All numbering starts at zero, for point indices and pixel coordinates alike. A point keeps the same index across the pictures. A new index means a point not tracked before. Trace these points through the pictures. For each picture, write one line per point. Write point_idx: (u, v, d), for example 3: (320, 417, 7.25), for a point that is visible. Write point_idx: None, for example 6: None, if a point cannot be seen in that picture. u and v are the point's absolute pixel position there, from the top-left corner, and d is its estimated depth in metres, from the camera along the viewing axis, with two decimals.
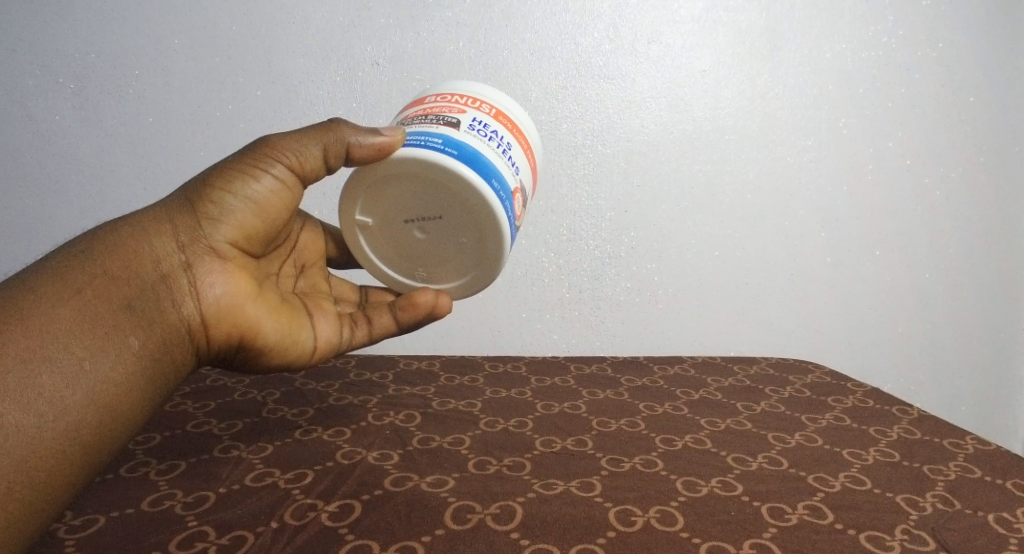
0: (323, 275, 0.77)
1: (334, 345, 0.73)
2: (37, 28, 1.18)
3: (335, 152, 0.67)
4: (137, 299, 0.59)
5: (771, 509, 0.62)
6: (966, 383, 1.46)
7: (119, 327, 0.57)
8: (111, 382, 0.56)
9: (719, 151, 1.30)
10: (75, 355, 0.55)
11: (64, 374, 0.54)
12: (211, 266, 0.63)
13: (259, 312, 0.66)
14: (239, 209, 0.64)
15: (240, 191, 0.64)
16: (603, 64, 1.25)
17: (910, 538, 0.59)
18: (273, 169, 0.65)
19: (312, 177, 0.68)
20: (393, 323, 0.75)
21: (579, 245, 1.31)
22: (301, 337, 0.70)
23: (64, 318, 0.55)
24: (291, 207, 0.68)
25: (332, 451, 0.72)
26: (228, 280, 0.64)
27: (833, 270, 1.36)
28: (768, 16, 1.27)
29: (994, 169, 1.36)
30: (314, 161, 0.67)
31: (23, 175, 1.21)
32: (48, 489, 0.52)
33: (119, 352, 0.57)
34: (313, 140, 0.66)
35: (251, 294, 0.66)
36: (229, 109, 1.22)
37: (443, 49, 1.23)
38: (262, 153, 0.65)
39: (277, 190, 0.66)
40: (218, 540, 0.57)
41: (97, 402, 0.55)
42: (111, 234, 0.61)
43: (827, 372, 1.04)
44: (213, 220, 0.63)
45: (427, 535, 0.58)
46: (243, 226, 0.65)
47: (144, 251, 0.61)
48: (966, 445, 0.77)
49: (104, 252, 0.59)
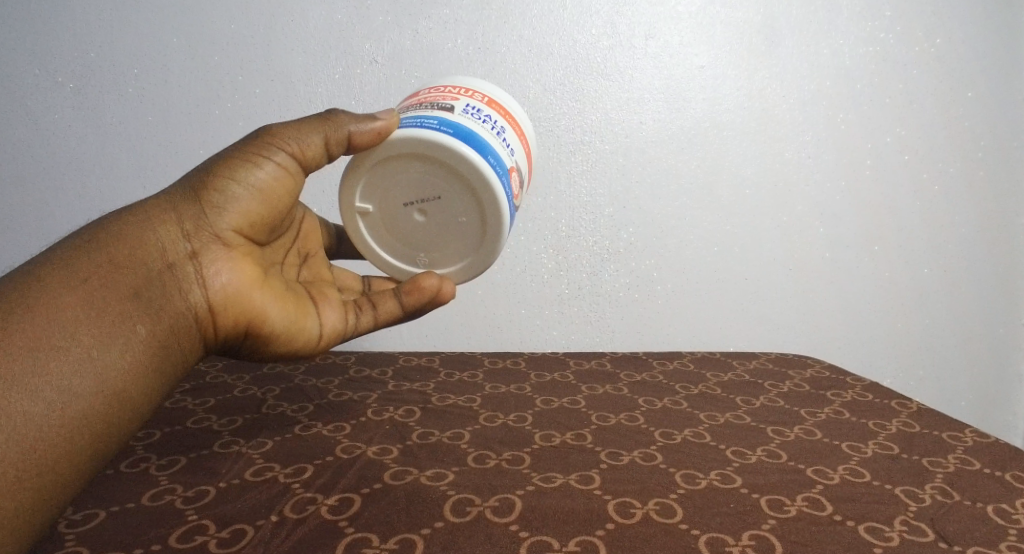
0: (325, 264, 0.77)
1: (339, 332, 0.72)
2: (34, 27, 1.18)
3: (336, 140, 0.67)
4: (143, 288, 0.59)
5: (769, 501, 0.63)
6: (965, 378, 1.46)
7: (126, 316, 0.57)
8: (118, 370, 0.56)
9: (717, 147, 1.30)
10: (82, 345, 0.55)
11: (70, 363, 0.54)
12: (217, 253, 0.63)
13: (265, 300, 0.66)
14: (244, 197, 0.64)
15: (243, 179, 0.64)
16: (601, 60, 1.26)
17: (909, 530, 0.59)
18: (275, 157, 0.65)
19: (313, 165, 0.68)
20: (398, 309, 0.74)
21: (578, 242, 1.31)
22: (306, 324, 0.69)
23: (68, 308, 0.55)
24: (294, 193, 0.68)
25: (332, 446, 0.72)
26: (234, 268, 0.64)
27: (832, 265, 1.36)
28: (767, 12, 1.27)
29: (994, 164, 1.36)
30: (315, 149, 0.67)
31: (23, 173, 1.21)
32: (59, 475, 0.52)
33: (127, 342, 0.57)
34: (313, 128, 0.66)
35: (257, 282, 0.65)
36: (228, 107, 1.22)
37: (442, 46, 1.23)
38: (264, 142, 0.65)
39: (281, 177, 0.66)
40: (218, 533, 0.57)
41: (106, 390, 0.55)
42: (116, 223, 0.61)
43: (827, 366, 1.04)
44: (217, 208, 0.63)
45: (426, 528, 0.58)
46: (249, 214, 0.64)
47: (150, 239, 0.60)
48: (965, 438, 0.77)
49: (107, 242, 0.59)
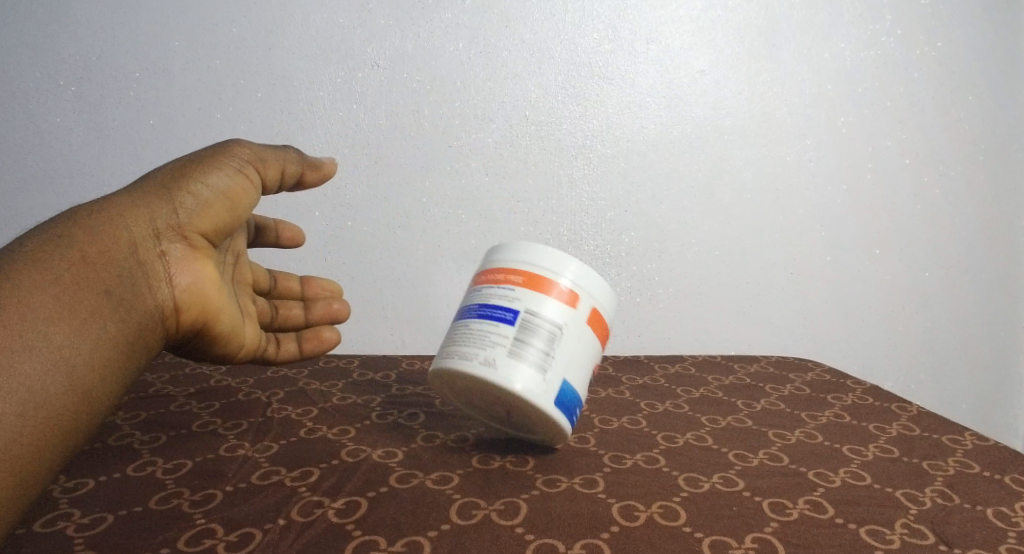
0: (247, 265, 0.79)
1: (256, 339, 0.77)
2: (36, 31, 1.19)
3: (292, 172, 0.76)
4: (115, 284, 0.59)
5: (771, 504, 0.63)
6: (966, 381, 1.46)
7: (103, 310, 0.57)
8: (88, 368, 0.56)
9: (718, 150, 1.31)
10: (56, 343, 0.54)
11: (43, 362, 0.53)
12: (184, 253, 0.66)
13: (218, 301, 0.69)
14: (212, 201, 0.67)
15: (213, 185, 0.67)
16: (603, 64, 1.27)
17: (909, 533, 0.60)
18: (243, 170, 0.69)
19: (266, 185, 0.74)
20: (294, 352, 0.83)
21: (580, 245, 1.31)
22: (241, 327, 0.74)
23: (42, 306, 0.54)
24: (249, 205, 0.72)
25: (337, 449, 0.72)
26: (197, 268, 0.67)
27: (832, 268, 1.37)
28: (768, 16, 1.28)
29: (993, 167, 1.37)
30: (274, 171, 0.74)
31: (25, 177, 1.22)
32: (31, 476, 0.51)
33: (97, 339, 0.56)
34: (276, 154, 0.73)
35: (213, 284, 0.69)
36: (231, 111, 1.23)
37: (444, 50, 1.24)
38: (234, 155, 0.69)
39: (245, 190, 0.70)
40: (226, 537, 0.57)
41: (76, 388, 0.54)
42: (89, 216, 0.60)
43: (828, 369, 1.04)
44: (189, 211, 0.66)
45: (433, 531, 0.58)
46: (215, 217, 0.68)
47: (123, 234, 0.61)
48: (965, 441, 0.78)
49: (77, 235, 0.58)
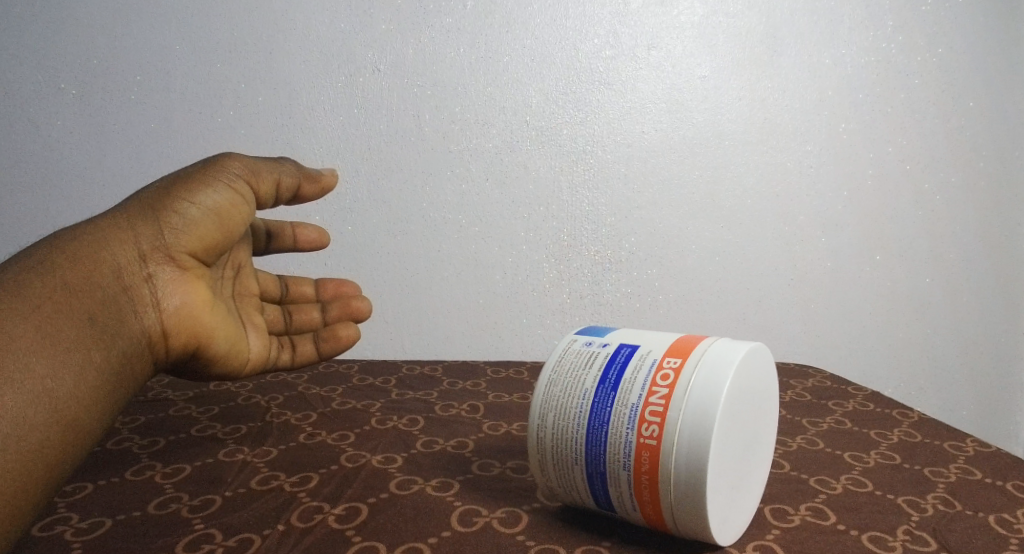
0: (255, 276, 0.72)
1: (264, 356, 0.70)
2: (37, 34, 1.19)
3: (288, 185, 0.68)
4: (98, 311, 0.53)
5: (773, 511, 0.63)
6: (967, 389, 1.46)
7: (82, 340, 0.51)
8: (73, 398, 0.49)
9: (718, 156, 1.31)
10: (36, 373, 0.47)
11: (23, 394, 0.46)
12: (171, 274, 0.59)
13: (213, 322, 0.63)
14: (200, 219, 0.61)
15: (200, 200, 0.61)
16: (604, 70, 1.27)
17: (912, 539, 0.59)
18: (231, 183, 0.63)
19: (261, 199, 0.67)
20: (314, 352, 0.75)
21: (579, 251, 1.31)
22: (242, 346, 0.67)
23: (22, 335, 0.47)
24: (246, 219, 0.65)
25: (336, 455, 0.72)
26: (186, 290, 0.60)
27: (832, 274, 1.37)
28: (768, 23, 1.29)
29: (994, 174, 1.37)
30: (268, 183, 0.66)
31: (25, 179, 1.22)
32: (12, 520, 0.44)
33: (81, 368, 0.50)
34: (269, 165, 0.66)
35: (207, 304, 0.62)
36: (231, 115, 1.23)
37: (445, 55, 1.24)
38: (222, 168, 0.63)
39: (236, 202, 0.63)
40: (224, 542, 0.56)
41: (60, 420, 0.48)
42: (68, 243, 0.55)
43: (829, 376, 1.04)
44: (174, 228, 0.59)
45: (433, 537, 0.57)
46: (205, 235, 0.61)
47: (104, 259, 0.55)
48: (966, 447, 0.78)
49: (57, 262, 0.53)
